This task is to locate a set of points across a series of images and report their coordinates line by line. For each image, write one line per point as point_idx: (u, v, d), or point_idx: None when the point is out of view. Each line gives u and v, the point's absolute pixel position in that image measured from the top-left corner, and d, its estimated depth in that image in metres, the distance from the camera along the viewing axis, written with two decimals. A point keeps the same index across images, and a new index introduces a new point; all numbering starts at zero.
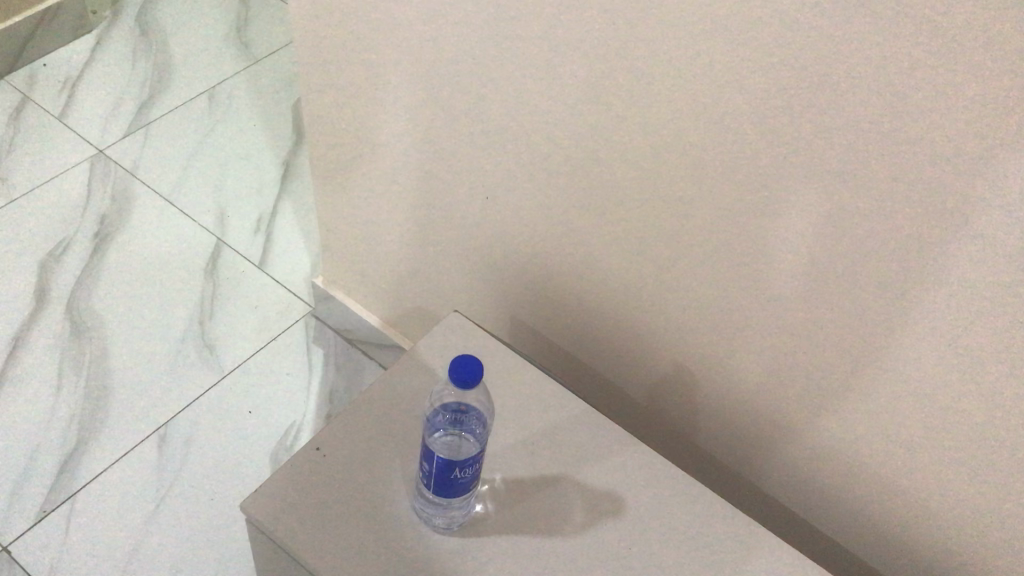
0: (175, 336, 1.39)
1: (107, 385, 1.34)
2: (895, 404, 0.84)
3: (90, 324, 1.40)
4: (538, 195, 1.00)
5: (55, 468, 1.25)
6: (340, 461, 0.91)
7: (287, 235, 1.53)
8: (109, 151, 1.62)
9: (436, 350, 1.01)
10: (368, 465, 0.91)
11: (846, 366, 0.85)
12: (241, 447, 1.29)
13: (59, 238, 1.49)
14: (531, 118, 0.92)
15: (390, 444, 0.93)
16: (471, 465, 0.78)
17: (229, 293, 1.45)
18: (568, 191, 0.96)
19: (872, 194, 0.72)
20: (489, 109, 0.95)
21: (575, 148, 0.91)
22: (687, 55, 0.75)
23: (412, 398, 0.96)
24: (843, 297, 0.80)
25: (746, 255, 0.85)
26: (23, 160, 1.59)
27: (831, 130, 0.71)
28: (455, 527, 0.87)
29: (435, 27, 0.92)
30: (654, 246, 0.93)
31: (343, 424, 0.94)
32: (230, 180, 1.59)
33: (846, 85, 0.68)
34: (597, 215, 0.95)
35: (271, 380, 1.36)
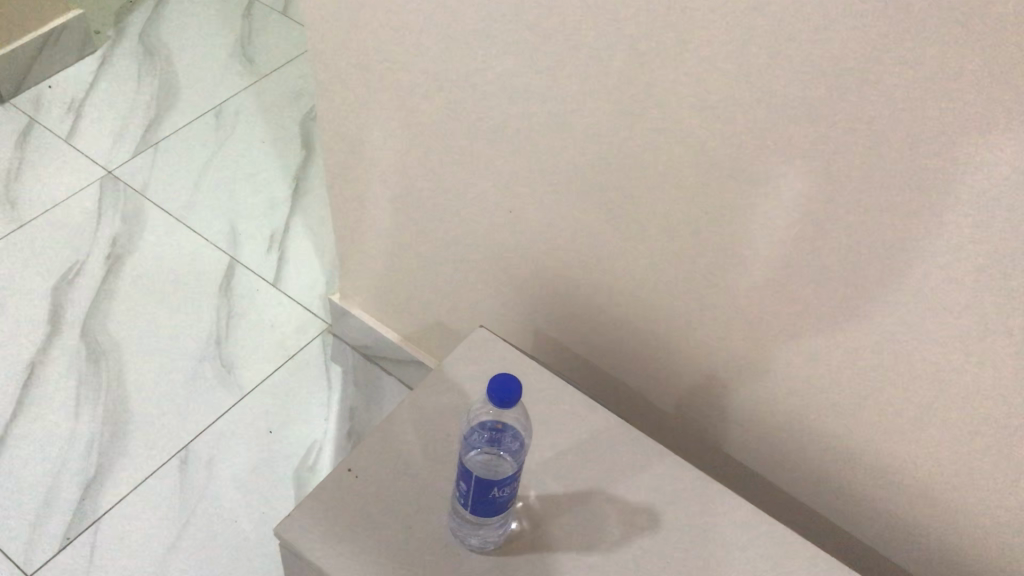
0: (192, 356, 1.39)
1: (126, 408, 1.33)
2: (929, 417, 0.84)
3: (106, 347, 1.39)
4: (560, 212, 1.00)
5: (77, 493, 1.25)
6: (374, 481, 0.91)
7: (301, 251, 1.53)
8: (118, 171, 1.62)
9: (466, 365, 1.01)
10: (402, 485, 0.91)
11: (877, 379, 0.85)
12: (263, 467, 1.29)
13: (71, 262, 1.49)
14: (552, 138, 0.92)
15: (423, 463, 0.93)
16: (510, 484, 0.78)
17: (244, 311, 1.45)
18: (592, 208, 0.96)
19: (904, 213, 0.72)
20: (511, 129, 0.96)
21: (598, 168, 0.91)
22: (711, 80, 0.75)
23: (444, 416, 0.97)
24: (874, 312, 0.81)
25: (774, 271, 0.85)
26: (32, 184, 1.59)
27: (861, 152, 0.71)
28: (491, 546, 0.87)
29: (454, 49, 0.92)
30: (680, 261, 0.93)
31: (375, 444, 0.94)
32: (240, 199, 1.59)
33: (876, 109, 0.67)
34: (621, 231, 0.96)
35: (291, 399, 1.36)
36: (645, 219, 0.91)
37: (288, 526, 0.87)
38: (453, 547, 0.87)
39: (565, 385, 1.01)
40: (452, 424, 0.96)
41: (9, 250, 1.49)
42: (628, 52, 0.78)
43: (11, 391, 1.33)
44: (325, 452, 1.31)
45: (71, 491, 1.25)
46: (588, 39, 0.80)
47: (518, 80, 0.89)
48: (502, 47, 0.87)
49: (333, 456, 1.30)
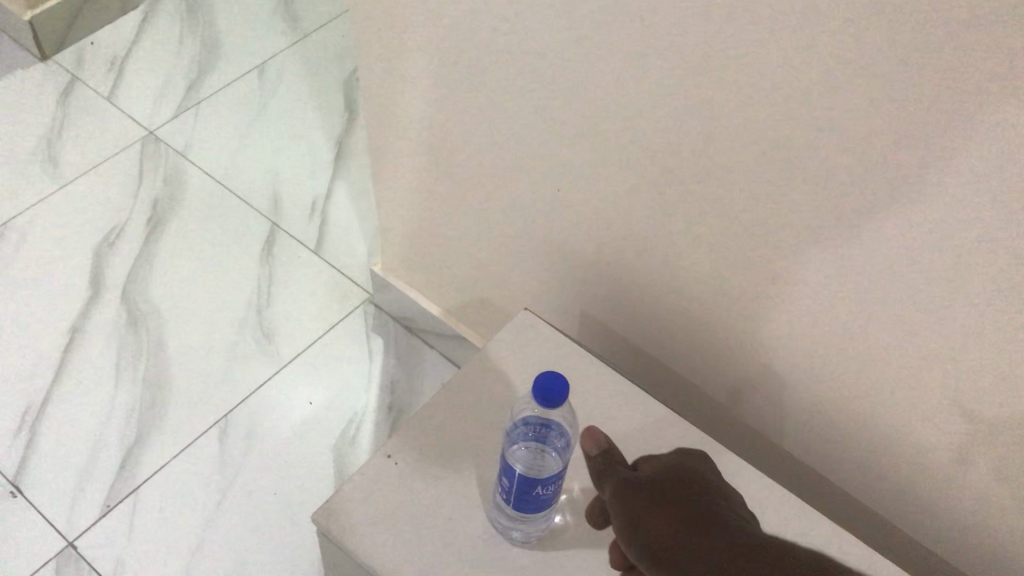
0: (233, 324, 1.38)
1: (167, 376, 1.32)
2: (996, 435, 0.78)
3: (147, 312, 1.38)
4: (608, 197, 0.95)
5: (118, 460, 1.24)
6: (414, 469, 0.89)
7: (343, 217, 1.50)
8: (159, 132, 1.60)
9: (505, 355, 0.98)
10: (442, 473, 0.89)
11: (943, 391, 0.80)
12: (302, 439, 1.28)
13: (113, 224, 1.47)
14: (599, 123, 0.87)
15: (464, 452, 0.90)
16: (553, 483, 0.75)
17: (285, 279, 1.43)
18: (641, 196, 0.91)
19: (982, 230, 0.65)
20: (556, 111, 0.90)
21: (647, 157, 0.85)
22: (768, 76, 0.68)
23: (486, 404, 0.94)
24: (943, 324, 0.75)
25: (836, 276, 0.79)
26: (74, 144, 1.57)
27: (936, 165, 0.64)
28: (533, 541, 0.84)
29: (497, 26, 0.87)
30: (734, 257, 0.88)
31: (415, 431, 0.91)
32: (282, 163, 1.56)
33: (951, 122, 0.61)
34: (672, 221, 0.90)
35: (332, 369, 1.34)
36: (699, 212, 0.86)
37: (327, 514, 0.85)
38: (495, 541, 0.84)
39: (613, 373, 0.97)
40: (495, 414, 0.93)
41: (51, 212, 1.48)
42: (676, 46, 0.72)
43: (53, 356, 1.33)
44: (362, 428, 1.29)
45: (112, 459, 1.24)
46: (635, 29, 0.74)
47: (564, 64, 0.83)
48: (549, 26, 0.82)
49: (375, 430, 1.29)
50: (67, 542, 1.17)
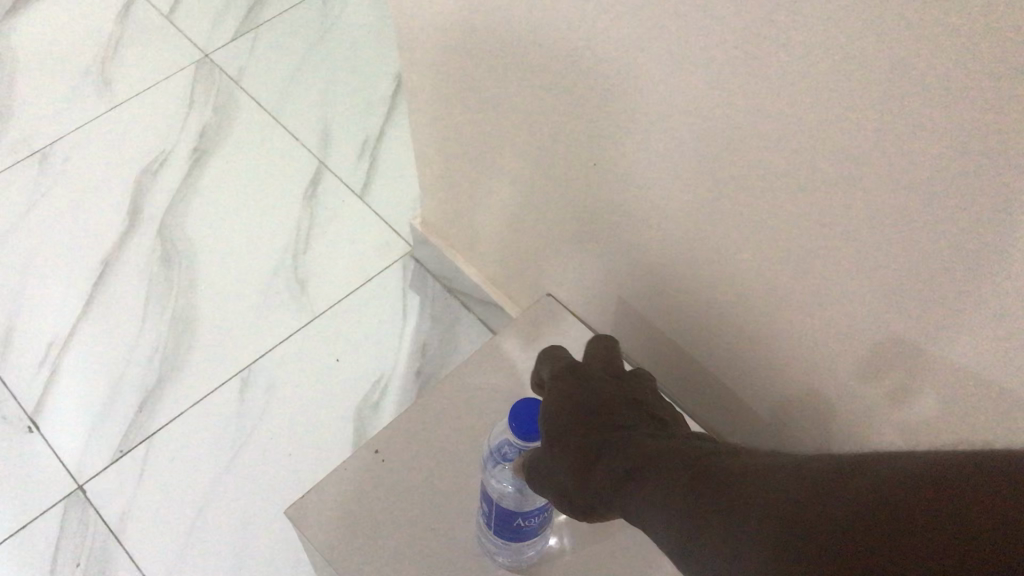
0: (268, 268, 1.31)
1: (194, 318, 1.27)
2: None
3: (182, 249, 1.32)
4: None
5: (136, 404, 1.20)
6: (401, 466, 0.79)
7: (393, 160, 1.40)
8: (214, 55, 1.52)
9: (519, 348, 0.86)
10: (432, 474, 0.78)
11: None
12: (325, 398, 1.21)
13: (158, 152, 1.41)
14: None
15: (460, 451, 0.80)
16: (538, 515, 0.65)
17: (326, 223, 1.35)
18: None
19: None
20: None
21: None
22: None
23: (492, 399, 0.83)
24: None
25: None
26: (126, 65, 1.51)
27: None
28: (523, 566, 0.73)
29: None
30: None
31: (409, 422, 0.81)
32: (336, 98, 1.47)
33: None
34: None
35: (364, 326, 1.26)
36: None
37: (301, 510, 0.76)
38: (481, 562, 0.74)
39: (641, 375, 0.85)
40: (499, 412, 0.82)
41: (98, 136, 1.42)
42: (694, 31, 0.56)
43: (84, 288, 1.29)
44: (389, 393, 1.21)
45: (130, 401, 1.20)
46: None
47: None
48: None
49: (401, 396, 1.21)
50: (76, 486, 1.14)
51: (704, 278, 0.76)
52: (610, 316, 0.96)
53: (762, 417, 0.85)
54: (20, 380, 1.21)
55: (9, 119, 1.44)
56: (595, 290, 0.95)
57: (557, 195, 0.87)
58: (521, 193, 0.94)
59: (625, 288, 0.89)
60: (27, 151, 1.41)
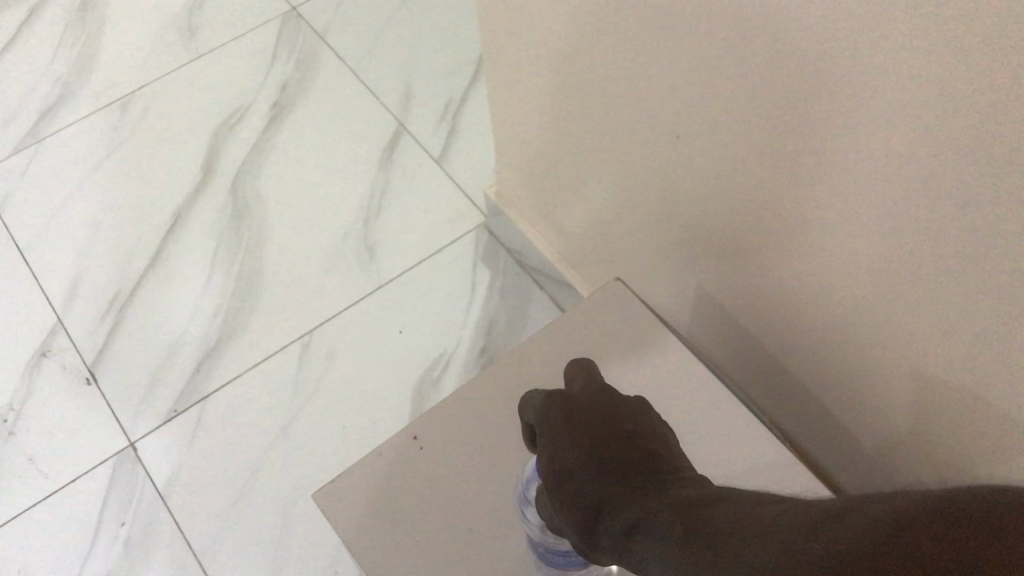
0: (337, 232, 1.25)
1: (259, 278, 1.22)
2: None
3: (253, 206, 1.28)
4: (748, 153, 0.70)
5: (193, 363, 1.16)
6: (439, 457, 0.71)
7: (475, 127, 1.33)
8: (301, 9, 1.47)
9: (579, 338, 0.77)
10: (471, 469, 0.71)
11: None
12: (383, 372, 1.15)
13: (237, 106, 1.37)
14: None
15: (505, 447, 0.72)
16: None
17: (400, 189, 1.28)
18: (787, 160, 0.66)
19: None
20: None
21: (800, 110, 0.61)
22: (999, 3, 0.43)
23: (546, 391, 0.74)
24: None
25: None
26: (214, 14, 1.47)
27: None
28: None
29: None
30: None
31: (452, 410, 0.73)
32: (420, 60, 1.40)
33: None
34: None
35: (430, 298, 1.19)
36: None
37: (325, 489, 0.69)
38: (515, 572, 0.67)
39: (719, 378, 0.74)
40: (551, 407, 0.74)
41: (180, 87, 1.39)
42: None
43: (152, 240, 1.26)
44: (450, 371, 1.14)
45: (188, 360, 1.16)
46: None
47: None
48: None
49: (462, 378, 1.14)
50: (128, 443, 1.11)
51: (793, 275, 0.65)
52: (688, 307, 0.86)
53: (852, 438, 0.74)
54: (82, 329, 1.19)
55: (93, 64, 1.42)
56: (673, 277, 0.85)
57: (636, 172, 0.78)
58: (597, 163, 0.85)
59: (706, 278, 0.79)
60: (109, 99, 1.39)
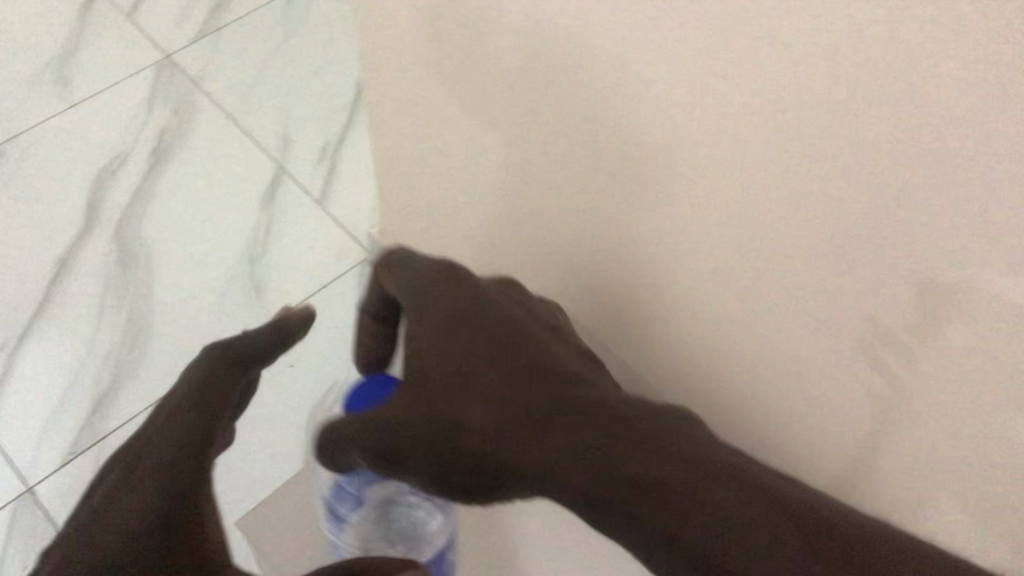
0: (224, 272, 1.31)
1: (148, 320, 1.26)
2: None
3: (138, 250, 1.32)
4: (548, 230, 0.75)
5: (86, 407, 1.20)
6: None
7: (353, 168, 1.42)
8: (175, 57, 1.51)
9: None
10: None
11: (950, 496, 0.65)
12: (278, 402, 1.22)
13: (116, 152, 1.41)
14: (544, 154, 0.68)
15: None
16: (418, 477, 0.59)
17: (285, 228, 1.35)
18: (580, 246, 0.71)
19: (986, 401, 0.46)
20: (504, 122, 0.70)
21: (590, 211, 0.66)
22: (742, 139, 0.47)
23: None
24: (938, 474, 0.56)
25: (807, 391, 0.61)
26: (84, 62, 1.51)
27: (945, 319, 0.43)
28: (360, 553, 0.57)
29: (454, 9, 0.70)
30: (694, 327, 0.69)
31: None
32: (296, 108, 1.47)
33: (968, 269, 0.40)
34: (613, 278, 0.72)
35: (320, 331, 1.28)
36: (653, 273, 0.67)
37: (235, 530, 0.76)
38: None
39: None
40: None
41: (57, 136, 1.42)
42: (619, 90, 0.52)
43: (36, 289, 1.28)
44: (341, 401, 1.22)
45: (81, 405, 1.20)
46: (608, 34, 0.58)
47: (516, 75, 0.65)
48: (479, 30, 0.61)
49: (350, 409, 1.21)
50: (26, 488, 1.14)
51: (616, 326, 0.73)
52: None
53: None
54: None
55: None
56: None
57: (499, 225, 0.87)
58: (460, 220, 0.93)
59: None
60: None
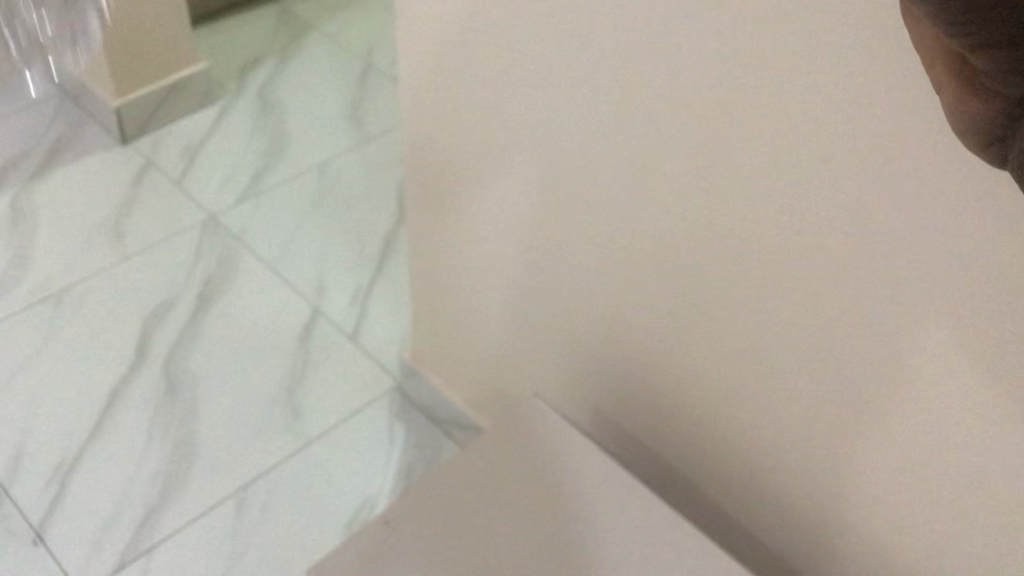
0: (263, 398, 1.14)
1: (197, 442, 1.09)
2: None
3: (185, 382, 1.15)
4: (652, 336, 0.74)
5: (123, 541, 1.00)
6: (423, 525, 0.72)
7: (388, 298, 1.28)
8: (221, 215, 1.41)
9: (595, 434, 0.89)
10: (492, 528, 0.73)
11: None
12: (293, 540, 1.01)
13: (164, 296, 1.26)
14: (700, 218, 0.62)
15: (519, 510, 0.74)
16: None
17: (325, 355, 1.20)
18: (691, 351, 0.71)
19: None
20: (647, 197, 0.65)
21: (748, 289, 0.62)
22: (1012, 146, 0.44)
23: (492, 479, 0.76)
24: None
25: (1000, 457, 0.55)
26: (47, 206, 1.38)
27: None
28: None
29: (566, 93, 0.65)
30: (794, 430, 0.68)
31: (425, 492, 0.74)
32: (317, 216, 1.41)
33: None
34: (725, 373, 0.70)
35: (360, 435, 1.12)
36: (770, 369, 0.66)
37: None
38: None
39: (674, 479, 0.85)
40: (505, 513, 0.73)
41: (106, 285, 1.28)
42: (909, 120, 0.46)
43: (89, 414, 1.11)
44: (381, 449, 1.11)
45: (112, 455, 1.07)
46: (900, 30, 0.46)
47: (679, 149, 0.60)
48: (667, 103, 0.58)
49: (394, 476, 1.08)
50: None
51: (713, 419, 0.75)
52: (584, 423, 0.90)
53: (755, 530, 0.79)
54: (26, 494, 1.04)
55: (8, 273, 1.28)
56: (571, 397, 0.89)
57: (575, 355, 0.85)
58: (482, 306, 0.92)
59: (602, 394, 0.85)
60: (41, 296, 1.26)
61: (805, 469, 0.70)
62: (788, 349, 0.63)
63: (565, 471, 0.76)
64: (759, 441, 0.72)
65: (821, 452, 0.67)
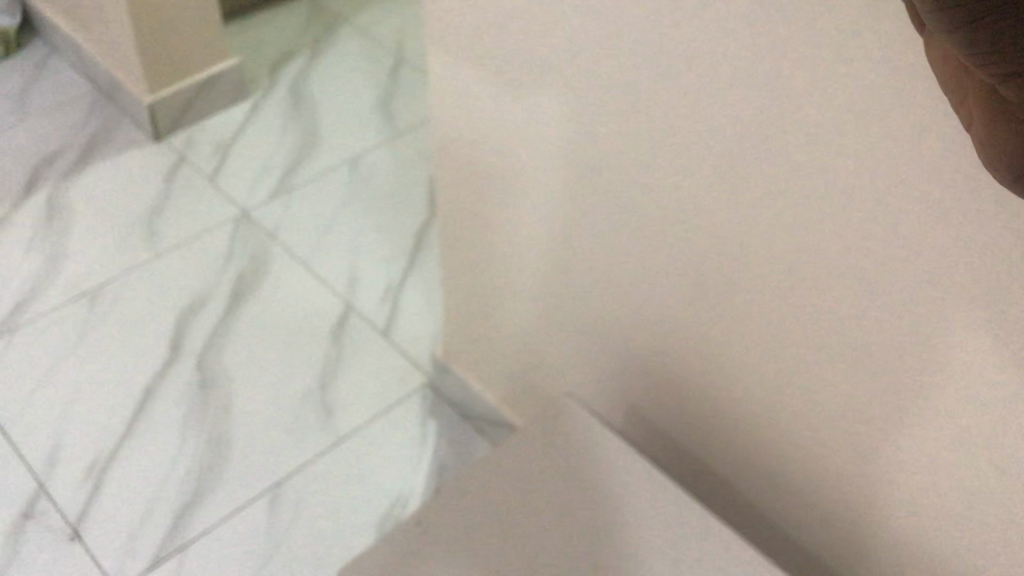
0: (294, 395, 1.14)
1: (230, 439, 1.09)
2: None
3: (217, 379, 1.15)
4: (689, 336, 0.72)
5: (157, 539, 1.00)
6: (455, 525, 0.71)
7: (421, 294, 1.26)
8: (254, 211, 1.40)
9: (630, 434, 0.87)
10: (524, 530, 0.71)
11: None
12: (325, 538, 1.01)
13: (197, 293, 1.26)
14: (738, 216, 0.60)
15: (551, 512, 0.72)
16: None
17: (356, 353, 1.19)
18: (729, 352, 0.69)
19: None
20: (683, 195, 0.63)
21: (790, 290, 0.60)
22: None
23: (524, 480, 0.74)
24: None
25: None
26: (82, 203, 1.39)
27: None
28: None
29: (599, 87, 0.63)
30: (838, 434, 0.65)
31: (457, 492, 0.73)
32: (349, 212, 1.40)
33: None
34: (765, 374, 0.67)
35: (391, 433, 1.11)
36: (812, 371, 0.63)
37: None
38: None
39: (711, 480, 0.83)
40: (537, 514, 0.72)
41: (141, 281, 1.28)
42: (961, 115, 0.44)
43: (124, 412, 1.11)
44: (413, 447, 1.09)
45: (146, 452, 1.07)
46: None
47: (716, 145, 0.58)
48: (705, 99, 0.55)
49: (426, 474, 1.07)
50: None
51: (753, 422, 0.72)
52: (618, 424, 0.88)
53: (793, 534, 0.77)
54: (63, 491, 1.04)
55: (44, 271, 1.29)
56: (606, 397, 0.87)
57: (609, 354, 0.83)
58: (515, 303, 0.91)
59: (637, 394, 0.83)
60: (77, 293, 1.26)
61: (848, 473, 0.67)
62: (830, 350, 0.61)
63: (598, 472, 0.74)
64: (800, 444, 0.69)
65: (864, 456, 0.65)
